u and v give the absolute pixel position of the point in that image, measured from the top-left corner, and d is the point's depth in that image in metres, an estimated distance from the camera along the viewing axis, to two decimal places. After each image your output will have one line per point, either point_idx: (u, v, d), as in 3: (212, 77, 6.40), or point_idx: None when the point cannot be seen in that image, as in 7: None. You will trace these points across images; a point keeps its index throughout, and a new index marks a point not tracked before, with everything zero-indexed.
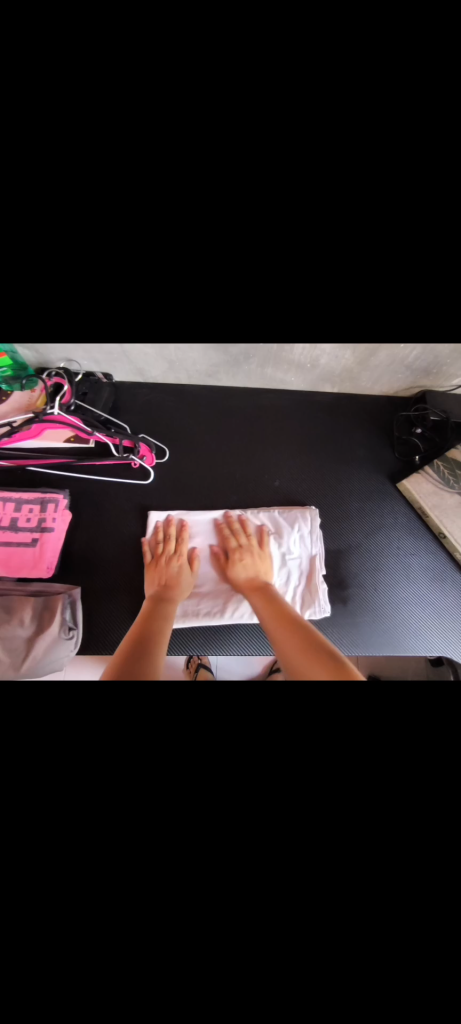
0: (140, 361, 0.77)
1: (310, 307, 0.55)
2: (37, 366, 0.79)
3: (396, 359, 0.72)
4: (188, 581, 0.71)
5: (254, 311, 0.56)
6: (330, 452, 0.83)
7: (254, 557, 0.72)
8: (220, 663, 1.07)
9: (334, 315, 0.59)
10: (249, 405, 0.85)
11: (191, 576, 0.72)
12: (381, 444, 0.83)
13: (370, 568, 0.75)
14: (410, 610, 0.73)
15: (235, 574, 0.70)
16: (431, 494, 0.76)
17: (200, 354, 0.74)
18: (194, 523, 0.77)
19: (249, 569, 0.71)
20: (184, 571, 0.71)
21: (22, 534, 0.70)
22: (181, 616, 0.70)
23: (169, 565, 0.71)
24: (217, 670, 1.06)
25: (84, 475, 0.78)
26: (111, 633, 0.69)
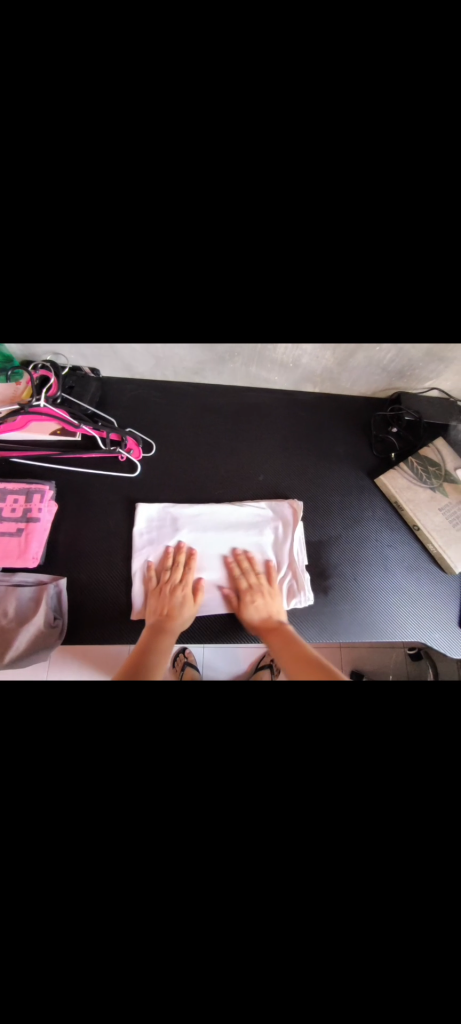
0: (127, 356, 0.78)
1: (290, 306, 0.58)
2: (23, 359, 0.79)
3: (373, 361, 0.77)
4: (190, 614, 0.69)
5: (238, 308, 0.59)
6: (312, 449, 0.86)
7: (265, 596, 0.72)
8: (206, 663, 1.09)
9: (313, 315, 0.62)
10: (234, 403, 0.88)
11: (193, 613, 0.70)
12: (360, 443, 0.87)
13: (350, 561, 0.79)
14: (388, 600, 0.76)
15: (249, 616, 0.69)
16: (406, 488, 0.79)
17: (187, 352, 0.76)
18: (180, 515, 0.78)
19: (262, 611, 0.70)
20: (187, 603, 0.70)
21: (7, 524, 0.69)
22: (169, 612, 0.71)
23: (173, 599, 0.70)
24: (204, 670, 1.08)
25: (69, 467, 0.78)
26: (99, 625, 0.69)
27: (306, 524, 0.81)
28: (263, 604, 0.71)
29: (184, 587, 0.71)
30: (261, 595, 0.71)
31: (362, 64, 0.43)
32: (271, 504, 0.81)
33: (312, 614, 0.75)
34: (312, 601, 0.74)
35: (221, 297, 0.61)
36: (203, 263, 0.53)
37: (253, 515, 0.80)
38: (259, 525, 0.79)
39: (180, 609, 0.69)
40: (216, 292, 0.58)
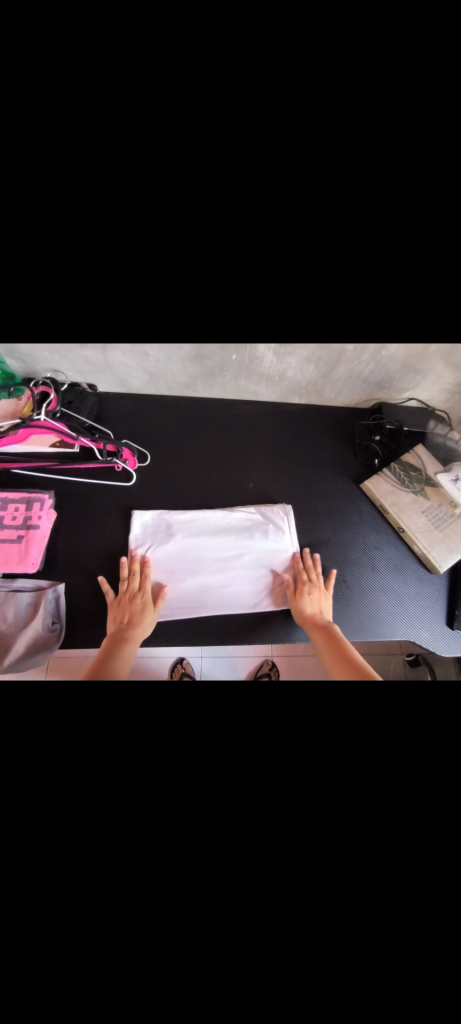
0: (123, 372, 0.83)
1: None
2: (24, 376, 0.83)
3: (353, 374, 0.82)
4: (150, 617, 0.69)
5: None
6: (300, 457, 0.90)
7: (321, 596, 0.75)
8: (204, 663, 1.12)
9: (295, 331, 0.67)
10: (225, 415, 0.92)
11: (154, 614, 0.70)
12: (346, 450, 0.91)
13: (339, 562, 0.82)
14: (376, 599, 0.79)
15: (303, 607, 0.73)
16: (389, 493, 0.83)
17: (179, 366, 0.81)
18: (174, 521, 0.81)
19: (316, 606, 0.73)
20: (147, 605, 0.71)
21: (8, 532, 0.72)
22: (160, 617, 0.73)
23: (133, 601, 0.71)
24: (202, 670, 1.10)
25: (68, 477, 0.81)
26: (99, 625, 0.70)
27: (295, 528, 0.84)
28: (318, 602, 0.74)
29: (142, 589, 0.72)
30: (317, 594, 0.74)
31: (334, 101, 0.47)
32: (262, 509, 0.84)
33: None
34: None
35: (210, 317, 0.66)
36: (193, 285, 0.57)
37: (245, 519, 0.83)
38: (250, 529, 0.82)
39: (138, 610, 0.70)
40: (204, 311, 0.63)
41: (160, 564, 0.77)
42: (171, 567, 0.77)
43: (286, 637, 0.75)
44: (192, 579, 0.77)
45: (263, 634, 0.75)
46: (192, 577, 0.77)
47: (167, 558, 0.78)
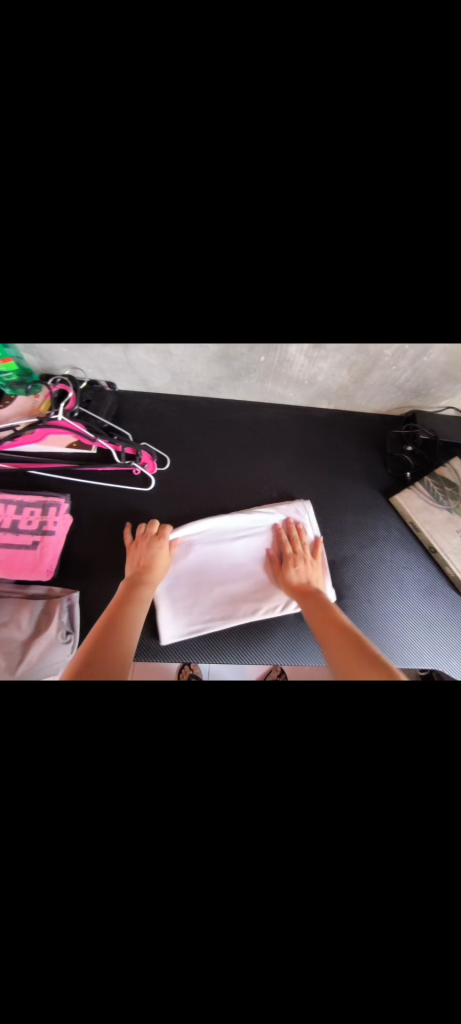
0: (144, 371, 0.79)
1: (311, 321, 0.57)
2: (42, 372, 0.80)
3: (389, 380, 0.77)
4: (166, 564, 0.72)
5: (259, 326, 0.59)
6: (326, 466, 0.86)
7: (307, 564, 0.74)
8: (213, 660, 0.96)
9: (333, 333, 0.62)
10: (248, 418, 0.88)
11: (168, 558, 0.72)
12: (374, 461, 0.87)
13: (363, 580, 0.77)
14: (402, 622, 0.75)
15: (289, 578, 0.72)
16: (422, 508, 0.78)
17: (203, 366, 0.76)
18: (189, 537, 0.77)
19: (302, 576, 0.72)
20: (163, 553, 0.72)
21: (23, 536, 0.70)
22: (186, 630, 0.72)
23: (149, 548, 0.73)
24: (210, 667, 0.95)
25: (85, 480, 0.79)
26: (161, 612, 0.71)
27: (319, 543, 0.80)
28: (304, 571, 0.73)
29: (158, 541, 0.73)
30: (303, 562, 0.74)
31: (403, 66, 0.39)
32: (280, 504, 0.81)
33: None
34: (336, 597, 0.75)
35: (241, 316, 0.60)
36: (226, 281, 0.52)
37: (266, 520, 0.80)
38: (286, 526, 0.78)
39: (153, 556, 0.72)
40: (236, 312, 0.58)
41: (188, 572, 0.76)
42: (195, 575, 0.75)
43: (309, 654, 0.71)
44: (218, 587, 0.75)
45: (286, 654, 0.72)
46: (218, 586, 0.75)
47: (192, 566, 0.76)
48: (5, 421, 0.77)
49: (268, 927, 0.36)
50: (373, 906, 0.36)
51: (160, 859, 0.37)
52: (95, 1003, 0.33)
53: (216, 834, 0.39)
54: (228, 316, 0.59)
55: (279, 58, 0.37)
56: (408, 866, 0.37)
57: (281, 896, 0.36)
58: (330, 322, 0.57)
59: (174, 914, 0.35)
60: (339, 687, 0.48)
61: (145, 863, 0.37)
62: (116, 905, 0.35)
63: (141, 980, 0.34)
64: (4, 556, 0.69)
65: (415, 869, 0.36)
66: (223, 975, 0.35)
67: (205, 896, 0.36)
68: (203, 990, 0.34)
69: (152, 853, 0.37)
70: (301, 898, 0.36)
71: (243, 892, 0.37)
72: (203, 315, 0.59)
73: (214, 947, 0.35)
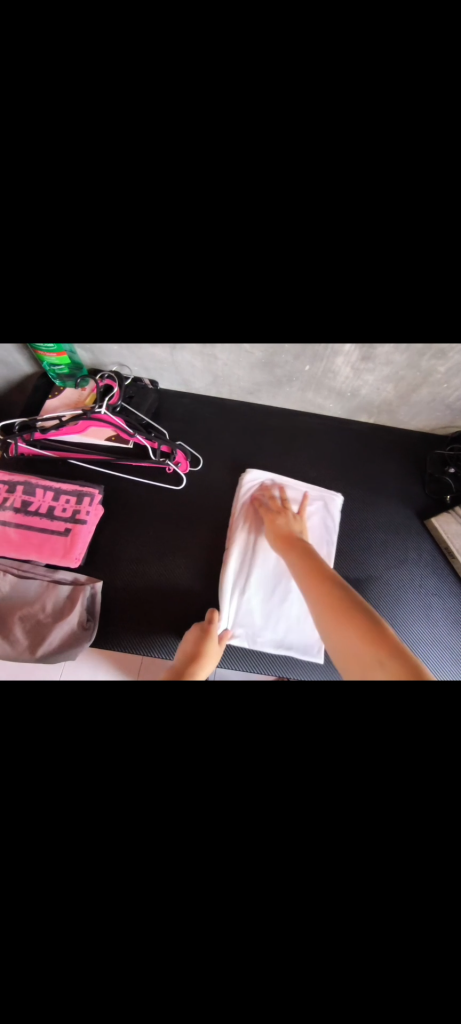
0: (186, 371, 0.80)
1: (366, 327, 0.54)
2: (91, 368, 0.84)
3: (437, 397, 0.73)
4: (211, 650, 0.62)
5: (310, 329, 0.56)
6: (360, 480, 0.83)
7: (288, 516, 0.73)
8: None
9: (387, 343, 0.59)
10: (284, 426, 0.87)
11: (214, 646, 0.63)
12: (412, 480, 0.83)
13: (389, 603, 0.74)
14: (426, 652, 0.71)
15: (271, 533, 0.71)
16: (459, 535, 0.74)
17: (245, 371, 0.76)
18: (251, 580, 0.73)
19: (283, 527, 0.71)
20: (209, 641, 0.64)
21: (56, 523, 0.73)
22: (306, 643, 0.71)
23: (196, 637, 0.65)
24: None
25: (119, 474, 0.81)
26: (270, 635, 0.70)
27: (345, 558, 0.77)
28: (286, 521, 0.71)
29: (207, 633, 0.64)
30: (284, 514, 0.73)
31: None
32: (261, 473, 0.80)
33: None
34: (343, 505, 0.80)
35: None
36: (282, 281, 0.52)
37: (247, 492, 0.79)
38: (270, 486, 0.79)
39: (201, 645, 0.62)
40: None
41: (262, 609, 0.72)
42: (268, 604, 0.72)
43: (317, 663, 0.70)
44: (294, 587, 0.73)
45: (293, 665, 0.72)
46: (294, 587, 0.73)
47: (263, 600, 0.72)
48: (52, 412, 0.81)
49: (263, 959, 0.34)
50: (380, 965, 0.33)
51: (161, 866, 0.36)
52: (82, 1001, 0.33)
53: (220, 849, 0.37)
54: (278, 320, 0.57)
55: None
56: (427, 928, 0.33)
57: (281, 927, 0.35)
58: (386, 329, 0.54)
59: (169, 925, 0.34)
60: (358, 714, 0.46)
61: (146, 867, 0.36)
62: (113, 905, 0.35)
63: (131, 980, 0.34)
64: (37, 540, 0.72)
65: (436, 932, 0.34)
66: (213, 990, 0.34)
67: (202, 913, 0.35)
68: (192, 1002, 0.34)
69: (154, 858, 0.36)
70: (301, 932, 0.34)
71: (241, 917, 0.35)
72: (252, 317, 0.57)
73: (206, 961, 0.34)
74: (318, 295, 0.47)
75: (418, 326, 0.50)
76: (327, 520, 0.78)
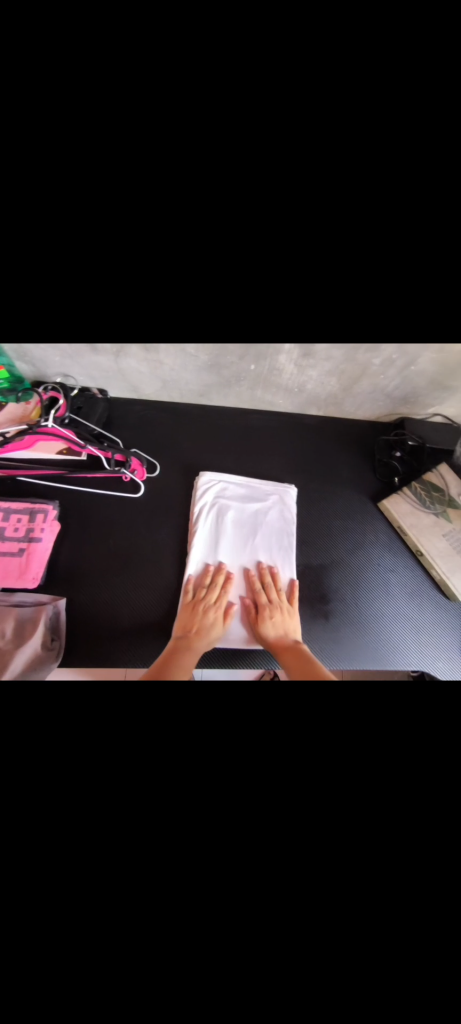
0: (134, 378, 0.80)
1: (299, 312, 0.55)
2: (34, 380, 0.81)
3: (376, 387, 0.78)
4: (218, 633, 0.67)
5: (247, 317, 0.56)
6: (316, 472, 0.86)
7: (284, 614, 0.70)
8: None
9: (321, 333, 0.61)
10: (237, 426, 0.89)
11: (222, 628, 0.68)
12: (363, 467, 0.87)
13: (351, 584, 0.78)
14: (389, 626, 0.75)
15: (264, 633, 0.67)
16: (409, 514, 0.79)
17: (193, 374, 0.77)
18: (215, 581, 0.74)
19: (278, 629, 0.68)
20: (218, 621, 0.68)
21: (9, 544, 0.70)
22: None
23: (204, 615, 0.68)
24: None
25: (74, 487, 0.79)
26: (241, 633, 0.71)
27: (307, 546, 0.80)
28: (280, 622, 0.68)
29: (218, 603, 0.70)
30: (279, 612, 0.69)
31: (402, 47, 0.36)
32: (214, 475, 0.82)
33: (311, 636, 0.73)
34: (296, 496, 0.84)
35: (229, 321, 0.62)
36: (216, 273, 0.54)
37: (200, 498, 0.79)
38: (223, 487, 0.81)
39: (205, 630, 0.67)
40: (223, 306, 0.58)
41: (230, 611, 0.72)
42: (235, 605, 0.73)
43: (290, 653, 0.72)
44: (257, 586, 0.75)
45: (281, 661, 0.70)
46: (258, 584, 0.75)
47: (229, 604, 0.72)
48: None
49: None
50: (356, 916, 0.35)
51: (134, 871, 0.36)
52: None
53: (196, 841, 0.38)
54: (214, 315, 0.58)
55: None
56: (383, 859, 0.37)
57: (256, 894, 0.36)
58: (318, 312, 0.55)
59: (149, 930, 0.34)
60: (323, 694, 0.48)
61: (122, 873, 0.36)
62: (87, 917, 0.34)
63: (112, 1002, 0.33)
64: None
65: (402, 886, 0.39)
66: (196, 991, 0.33)
67: (182, 906, 0.35)
68: (182, 998, 0.34)
69: (134, 873, 0.35)
70: (277, 892, 0.36)
71: (221, 903, 0.36)
72: (188, 313, 0.57)
73: (188, 960, 0.34)
74: (247, 280, 0.47)
75: (348, 301, 0.51)
76: (282, 515, 0.80)
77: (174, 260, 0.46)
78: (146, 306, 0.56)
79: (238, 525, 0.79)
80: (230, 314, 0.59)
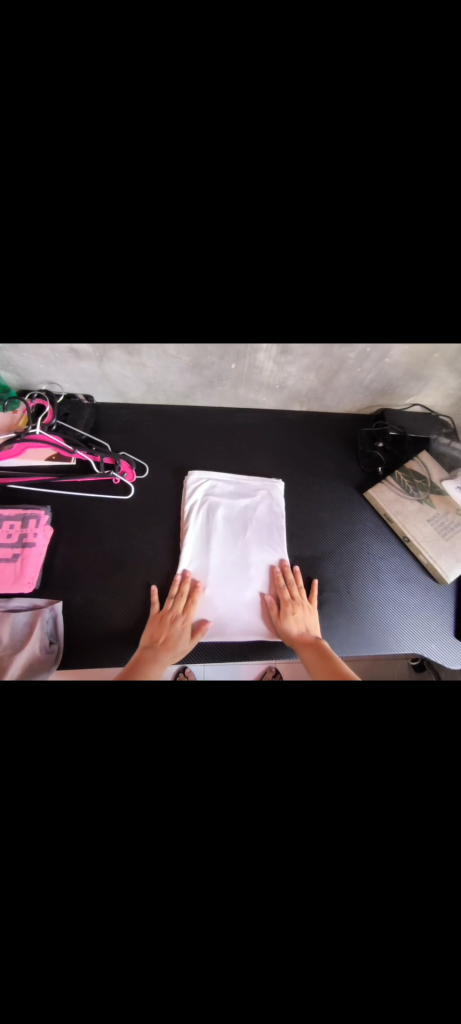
0: (119, 382, 0.81)
1: (274, 311, 0.57)
2: (20, 389, 0.82)
3: (355, 380, 0.81)
4: (183, 643, 0.66)
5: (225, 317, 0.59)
6: (302, 466, 0.89)
7: (305, 612, 0.72)
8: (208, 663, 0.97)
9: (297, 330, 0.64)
10: (223, 425, 0.91)
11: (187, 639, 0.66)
12: (348, 459, 0.90)
13: (342, 572, 0.80)
14: (381, 610, 0.77)
15: (287, 631, 0.69)
16: (394, 501, 0.81)
17: (176, 376, 0.79)
18: (210, 576, 0.75)
19: (301, 627, 0.70)
20: (183, 632, 0.67)
21: (3, 551, 0.70)
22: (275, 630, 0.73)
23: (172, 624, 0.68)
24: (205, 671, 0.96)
25: (65, 492, 0.80)
26: (237, 625, 0.72)
27: (297, 537, 0.82)
28: (302, 620, 0.70)
29: (185, 612, 0.69)
30: (301, 611, 0.71)
31: (353, 50, 0.39)
32: (204, 473, 0.83)
33: None
34: (284, 489, 0.86)
35: (208, 321, 0.64)
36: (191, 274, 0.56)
37: (190, 495, 0.81)
38: (213, 484, 0.83)
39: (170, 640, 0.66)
40: (201, 306, 0.60)
41: (225, 605, 0.74)
42: (230, 598, 0.74)
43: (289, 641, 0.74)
44: (251, 578, 0.76)
45: (279, 651, 0.72)
46: (252, 577, 0.76)
47: (224, 598, 0.74)
48: None
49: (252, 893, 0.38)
50: None
51: None
52: (83, 999, 0.35)
53: None
54: (193, 316, 0.59)
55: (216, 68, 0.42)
56: None
57: None
58: (292, 309, 0.58)
59: None
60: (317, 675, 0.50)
61: None
62: None
63: None
64: None
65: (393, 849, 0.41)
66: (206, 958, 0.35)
67: None
68: None
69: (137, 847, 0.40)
70: None
71: None
72: (167, 315, 0.58)
73: None
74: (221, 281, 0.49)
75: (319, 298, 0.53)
76: (271, 508, 0.82)
77: (150, 257, 0.48)
78: (125, 311, 0.58)
79: (229, 519, 0.80)
80: (207, 314, 0.61)
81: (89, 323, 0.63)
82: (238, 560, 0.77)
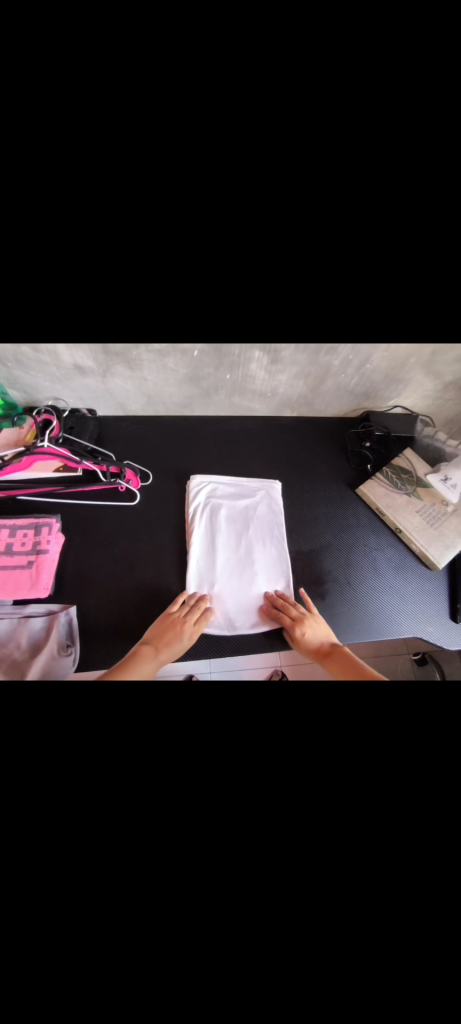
0: (121, 395, 0.85)
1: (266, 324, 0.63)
2: (26, 404, 0.86)
3: (341, 385, 0.87)
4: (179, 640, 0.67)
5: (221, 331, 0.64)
6: (297, 467, 0.94)
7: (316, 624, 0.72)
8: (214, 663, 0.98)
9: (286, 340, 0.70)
10: (220, 432, 0.96)
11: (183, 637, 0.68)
12: (338, 459, 0.96)
13: (342, 565, 0.84)
14: (380, 599, 0.81)
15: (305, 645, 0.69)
16: (385, 494, 0.87)
17: (175, 387, 0.84)
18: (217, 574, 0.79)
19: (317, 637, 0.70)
20: (181, 631, 0.68)
21: (18, 557, 0.72)
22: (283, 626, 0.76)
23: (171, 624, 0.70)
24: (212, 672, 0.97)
25: (73, 501, 0.83)
26: (246, 620, 0.75)
27: (297, 534, 0.86)
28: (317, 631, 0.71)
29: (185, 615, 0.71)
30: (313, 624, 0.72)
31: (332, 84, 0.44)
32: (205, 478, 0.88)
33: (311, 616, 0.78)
34: (282, 490, 0.91)
35: (204, 333, 0.69)
36: (189, 292, 0.61)
37: (194, 498, 0.85)
38: (215, 487, 0.87)
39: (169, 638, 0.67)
40: (198, 319, 0.65)
41: (234, 602, 0.76)
42: (237, 595, 0.77)
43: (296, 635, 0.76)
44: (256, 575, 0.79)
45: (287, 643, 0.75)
46: (257, 574, 0.80)
47: (232, 595, 0.77)
48: None
49: None
50: None
51: None
52: None
53: None
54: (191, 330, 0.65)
55: (206, 100, 0.46)
56: None
57: None
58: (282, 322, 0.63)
59: None
60: None
61: None
62: None
63: None
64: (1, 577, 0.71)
65: None
66: None
67: None
68: None
69: None
70: None
71: None
72: None
73: None
74: None
75: None
76: (271, 508, 0.87)
77: None
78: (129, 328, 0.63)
79: (232, 520, 0.84)
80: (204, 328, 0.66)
81: (94, 338, 0.67)
82: (243, 558, 0.81)
